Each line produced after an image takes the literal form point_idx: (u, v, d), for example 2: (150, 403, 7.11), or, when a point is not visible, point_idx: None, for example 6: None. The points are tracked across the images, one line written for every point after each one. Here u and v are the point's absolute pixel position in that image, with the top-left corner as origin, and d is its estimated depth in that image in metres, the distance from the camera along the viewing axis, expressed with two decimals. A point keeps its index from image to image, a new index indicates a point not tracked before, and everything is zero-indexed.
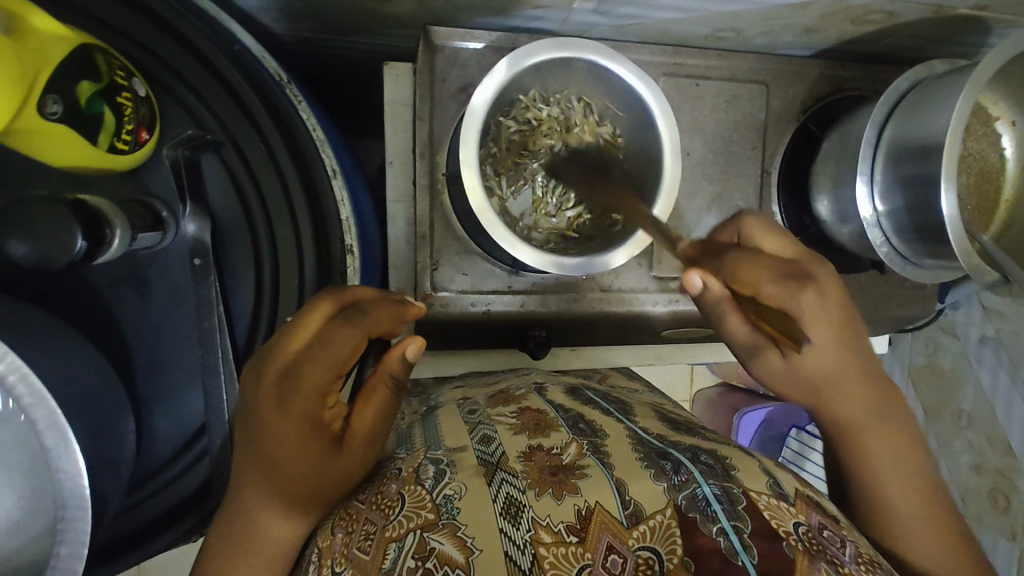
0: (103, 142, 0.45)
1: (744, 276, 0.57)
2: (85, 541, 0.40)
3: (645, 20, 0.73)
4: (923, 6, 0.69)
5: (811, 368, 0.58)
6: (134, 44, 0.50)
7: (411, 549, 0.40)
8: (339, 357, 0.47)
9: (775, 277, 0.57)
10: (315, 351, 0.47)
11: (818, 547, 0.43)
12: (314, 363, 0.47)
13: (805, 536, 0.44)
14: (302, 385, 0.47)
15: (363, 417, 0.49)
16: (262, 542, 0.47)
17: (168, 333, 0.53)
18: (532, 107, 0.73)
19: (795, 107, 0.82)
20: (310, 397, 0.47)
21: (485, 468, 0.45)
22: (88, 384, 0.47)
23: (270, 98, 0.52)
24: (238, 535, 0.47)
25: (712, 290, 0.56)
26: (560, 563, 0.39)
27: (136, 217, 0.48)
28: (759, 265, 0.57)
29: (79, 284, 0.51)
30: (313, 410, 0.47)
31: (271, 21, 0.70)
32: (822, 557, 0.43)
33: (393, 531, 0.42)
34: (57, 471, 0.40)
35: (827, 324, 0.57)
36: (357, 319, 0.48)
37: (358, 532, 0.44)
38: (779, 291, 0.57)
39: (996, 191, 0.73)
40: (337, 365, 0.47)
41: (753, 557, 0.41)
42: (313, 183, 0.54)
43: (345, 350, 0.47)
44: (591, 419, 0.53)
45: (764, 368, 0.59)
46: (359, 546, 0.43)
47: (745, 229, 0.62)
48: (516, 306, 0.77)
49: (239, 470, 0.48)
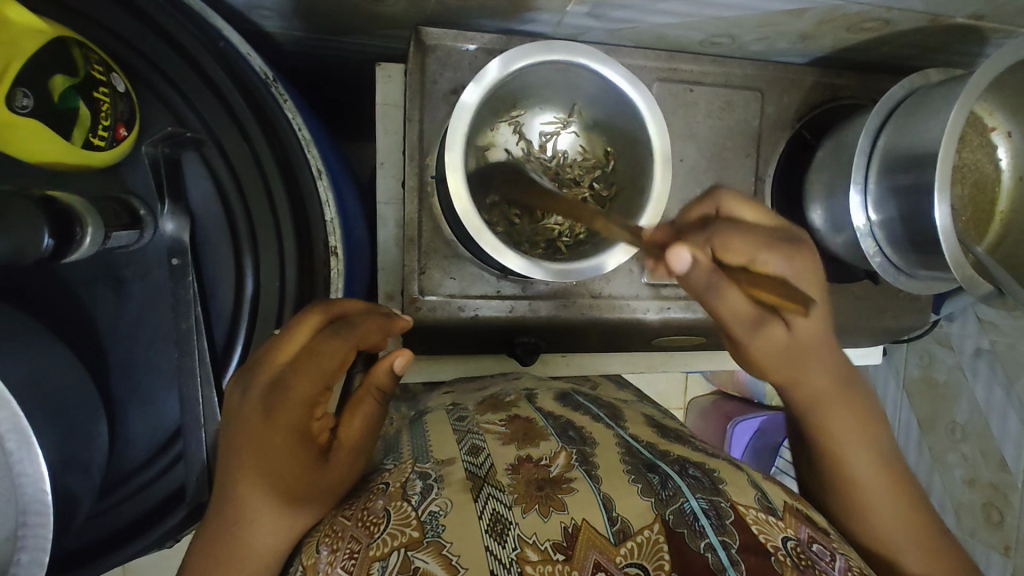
0: (78, 138, 0.44)
1: (734, 242, 0.55)
2: (46, 548, 0.39)
3: (639, 24, 0.72)
4: (920, 14, 0.68)
5: (807, 336, 0.55)
6: (114, 39, 0.49)
7: (394, 567, 0.39)
8: (326, 370, 0.46)
9: (765, 243, 0.56)
10: (303, 363, 0.46)
11: (807, 563, 0.42)
12: (303, 375, 0.46)
13: (793, 552, 0.43)
14: (290, 397, 0.45)
15: (352, 426, 0.48)
16: (244, 558, 0.45)
17: (144, 335, 0.52)
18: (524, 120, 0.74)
19: (790, 114, 0.81)
20: (297, 409, 0.45)
21: (472, 483, 0.44)
22: (58, 384, 0.46)
23: (256, 98, 0.52)
24: (221, 550, 0.45)
25: (699, 264, 0.49)
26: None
27: (111, 215, 0.47)
28: (740, 233, 0.56)
29: (53, 283, 0.50)
30: (301, 421, 0.46)
31: (262, 21, 0.69)
32: (812, 570, 0.42)
33: (377, 550, 0.41)
34: (19, 475, 0.38)
35: (816, 290, 0.57)
36: (345, 332, 0.47)
37: (342, 550, 0.43)
38: (771, 258, 0.56)
39: (991, 202, 0.72)
40: (325, 378, 0.46)
41: (740, 573, 0.40)
42: (295, 183, 0.52)
43: (332, 362, 0.46)
44: (581, 427, 0.53)
45: (765, 343, 0.54)
46: (343, 565, 0.42)
47: (723, 203, 0.61)
48: (505, 311, 0.76)
49: (223, 483, 0.47)
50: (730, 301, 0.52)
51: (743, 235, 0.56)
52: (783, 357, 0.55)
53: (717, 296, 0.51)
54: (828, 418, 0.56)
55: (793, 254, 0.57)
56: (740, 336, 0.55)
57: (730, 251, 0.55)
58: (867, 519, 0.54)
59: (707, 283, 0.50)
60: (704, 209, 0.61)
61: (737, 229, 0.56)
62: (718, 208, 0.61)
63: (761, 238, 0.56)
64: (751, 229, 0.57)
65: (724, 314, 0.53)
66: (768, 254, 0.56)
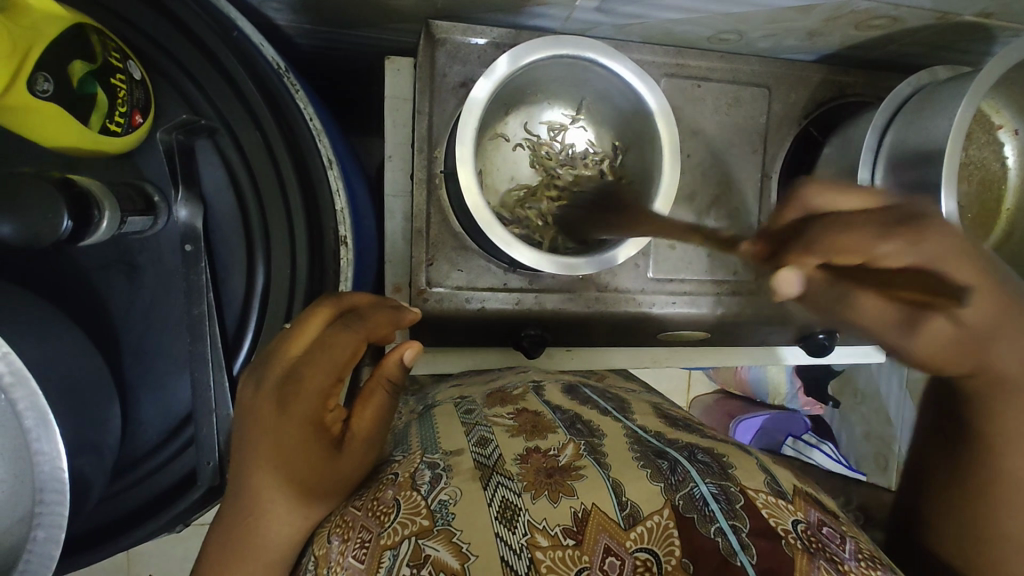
0: (95, 123, 0.45)
1: (844, 242, 0.44)
2: (62, 526, 0.40)
3: (648, 20, 0.72)
4: (927, 11, 0.68)
5: (974, 318, 0.49)
6: (131, 28, 0.50)
7: (405, 556, 0.39)
8: (337, 361, 0.47)
9: (887, 231, 0.44)
10: (316, 355, 0.47)
11: (817, 546, 0.43)
12: (315, 366, 0.47)
13: (803, 534, 0.43)
14: (304, 388, 0.46)
15: (363, 419, 0.49)
16: (257, 549, 0.46)
17: (157, 320, 0.53)
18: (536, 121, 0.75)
19: (797, 111, 0.81)
20: (310, 401, 0.47)
21: (481, 471, 0.45)
22: (73, 367, 0.46)
23: (268, 88, 0.52)
24: (234, 539, 0.45)
25: (812, 280, 0.46)
26: (557, 566, 0.38)
27: (127, 200, 0.47)
28: (857, 224, 0.44)
29: (68, 268, 0.50)
30: (315, 414, 0.47)
31: (274, 13, 0.70)
32: (821, 554, 0.42)
33: (388, 539, 0.41)
34: (36, 454, 0.39)
35: (977, 271, 0.47)
36: (355, 325, 0.49)
37: (353, 540, 0.43)
38: (892, 249, 0.44)
39: (997, 200, 0.72)
40: (338, 368, 0.47)
41: (751, 557, 0.40)
42: (306, 171, 0.53)
43: (346, 352, 0.48)
44: (589, 419, 0.53)
45: (928, 342, 0.49)
46: (354, 554, 0.42)
47: (808, 195, 0.48)
48: (512, 304, 0.77)
49: (235, 472, 0.47)
50: (871, 311, 0.49)
51: (856, 232, 0.44)
52: (943, 345, 0.50)
53: (851, 310, 0.49)
54: (1001, 408, 0.51)
55: (922, 235, 0.44)
56: (897, 338, 0.50)
57: (845, 252, 0.44)
58: (993, 519, 0.50)
59: (828, 299, 0.48)
60: (793, 211, 0.48)
61: (852, 230, 0.44)
62: (788, 195, 0.50)
63: (886, 223, 0.44)
64: (869, 217, 0.45)
65: (868, 325, 0.50)
66: (900, 244, 0.44)
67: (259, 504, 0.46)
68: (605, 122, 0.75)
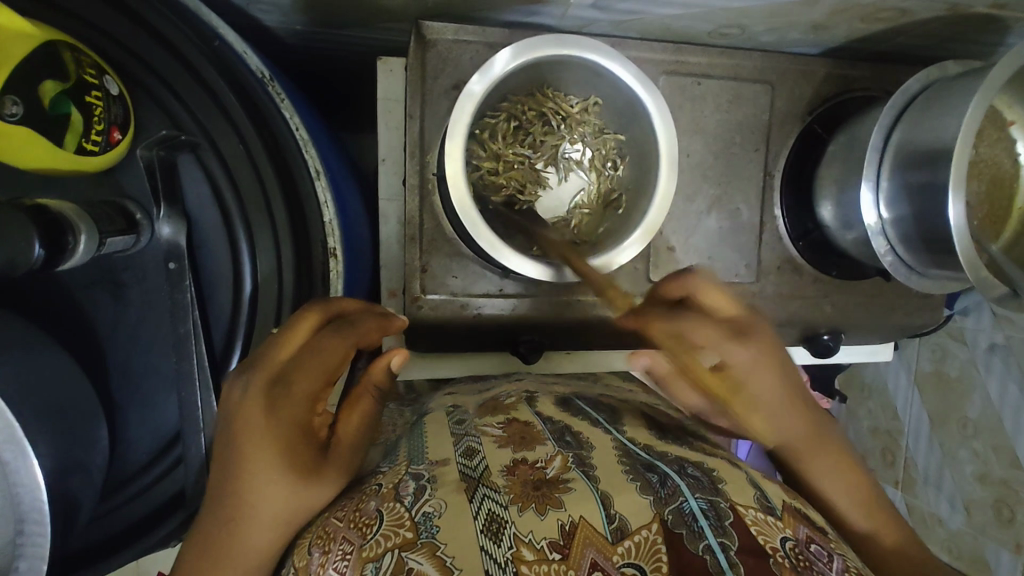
0: (71, 143, 0.44)
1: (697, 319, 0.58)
2: (43, 556, 0.40)
3: (645, 16, 0.69)
4: (937, 4, 0.65)
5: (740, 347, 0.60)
6: (110, 41, 0.48)
7: (388, 568, 0.38)
8: (327, 366, 0.49)
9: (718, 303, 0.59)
10: (306, 360, 0.48)
11: (804, 564, 0.41)
12: (306, 373, 0.48)
13: (790, 552, 0.42)
14: (293, 394, 0.47)
15: (349, 423, 0.52)
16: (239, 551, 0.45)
17: (144, 339, 0.52)
18: (541, 126, 0.72)
19: (801, 107, 0.79)
20: (301, 404, 0.48)
21: (467, 483, 0.44)
22: (58, 390, 0.46)
23: (251, 100, 0.51)
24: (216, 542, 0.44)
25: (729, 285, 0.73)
26: None
27: (107, 220, 0.46)
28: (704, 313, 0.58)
29: (51, 288, 0.50)
30: (303, 418, 0.48)
31: (261, 14, 0.68)
32: (808, 573, 0.41)
33: (370, 551, 0.40)
34: (16, 485, 0.39)
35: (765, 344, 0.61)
36: (345, 331, 0.50)
37: (334, 553, 0.42)
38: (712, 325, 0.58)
39: (1008, 199, 0.69)
40: (328, 372, 0.49)
41: (738, 574, 0.39)
42: (292, 183, 0.52)
43: (336, 358, 0.49)
44: (579, 433, 0.51)
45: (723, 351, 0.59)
46: (335, 566, 0.41)
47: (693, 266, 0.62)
48: (508, 310, 0.75)
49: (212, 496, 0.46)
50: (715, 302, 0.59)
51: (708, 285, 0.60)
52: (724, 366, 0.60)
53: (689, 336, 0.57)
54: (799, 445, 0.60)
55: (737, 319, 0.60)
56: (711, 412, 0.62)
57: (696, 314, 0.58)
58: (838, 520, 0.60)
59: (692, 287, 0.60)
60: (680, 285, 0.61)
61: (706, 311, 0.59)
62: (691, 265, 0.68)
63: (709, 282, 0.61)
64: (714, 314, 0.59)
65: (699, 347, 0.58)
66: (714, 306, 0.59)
67: (246, 514, 0.45)
68: (606, 122, 0.72)
